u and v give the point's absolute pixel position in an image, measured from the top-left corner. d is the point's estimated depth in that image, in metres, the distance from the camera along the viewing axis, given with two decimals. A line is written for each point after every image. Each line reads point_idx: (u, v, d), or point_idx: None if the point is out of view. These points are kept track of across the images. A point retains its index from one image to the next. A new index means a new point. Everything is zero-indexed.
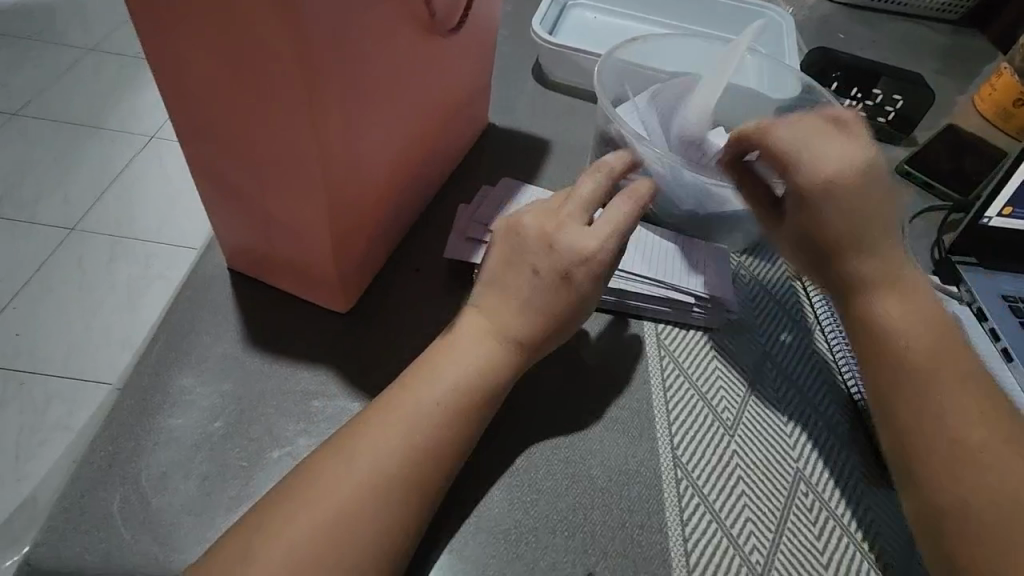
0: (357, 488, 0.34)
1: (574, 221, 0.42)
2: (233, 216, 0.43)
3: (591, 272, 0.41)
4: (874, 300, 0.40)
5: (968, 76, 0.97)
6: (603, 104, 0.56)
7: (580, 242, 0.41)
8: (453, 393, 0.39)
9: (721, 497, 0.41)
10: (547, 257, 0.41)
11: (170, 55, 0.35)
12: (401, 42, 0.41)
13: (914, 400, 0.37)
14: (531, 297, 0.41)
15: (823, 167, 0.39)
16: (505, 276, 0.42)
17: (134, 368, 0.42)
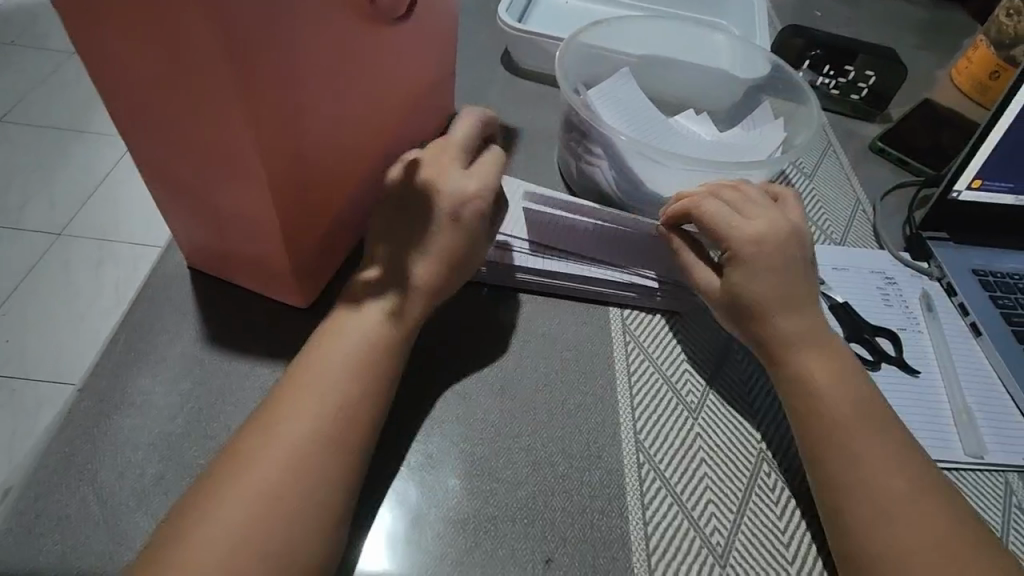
0: (319, 474, 0.34)
1: (454, 165, 0.45)
2: (187, 215, 0.43)
3: (479, 210, 0.44)
4: (797, 358, 0.41)
5: (947, 50, 0.96)
6: (564, 87, 0.56)
7: (464, 181, 0.44)
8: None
9: (683, 479, 0.41)
10: (438, 196, 0.44)
11: (98, 50, 0.34)
12: (343, 30, 0.40)
13: (838, 447, 0.38)
14: (428, 237, 0.43)
15: (750, 231, 0.43)
16: (405, 219, 0.44)
17: (92, 370, 0.42)
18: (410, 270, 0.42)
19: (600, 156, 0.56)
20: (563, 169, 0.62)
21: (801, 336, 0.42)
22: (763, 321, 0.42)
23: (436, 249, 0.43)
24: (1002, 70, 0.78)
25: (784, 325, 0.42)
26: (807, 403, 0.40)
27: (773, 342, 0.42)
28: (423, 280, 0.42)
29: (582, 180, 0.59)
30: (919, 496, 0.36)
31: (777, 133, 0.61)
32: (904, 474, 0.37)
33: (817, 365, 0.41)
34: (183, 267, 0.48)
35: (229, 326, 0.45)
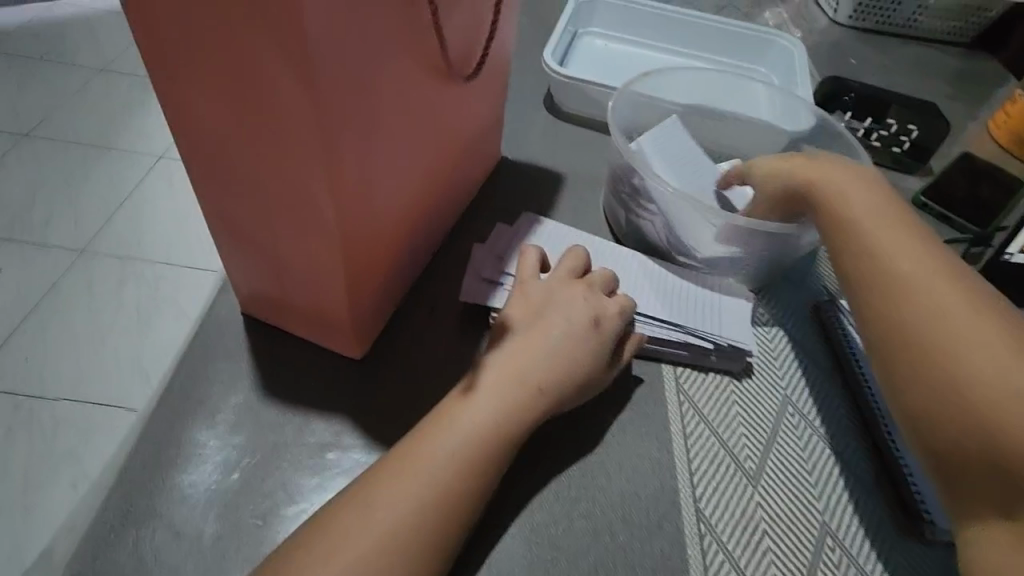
0: (388, 542, 0.34)
1: (597, 287, 0.48)
2: (247, 261, 0.43)
3: (615, 329, 0.46)
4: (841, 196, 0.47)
5: (980, 100, 0.96)
6: (615, 135, 0.56)
7: (606, 303, 0.47)
8: (478, 442, 0.38)
9: (746, 552, 0.40)
10: (576, 306, 0.46)
11: (182, 103, 0.35)
12: (414, 86, 0.40)
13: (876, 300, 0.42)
14: (559, 344, 0.43)
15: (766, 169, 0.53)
16: (533, 324, 0.44)
17: (146, 420, 0.41)
18: (534, 372, 0.42)
19: (650, 209, 0.56)
20: (610, 216, 0.61)
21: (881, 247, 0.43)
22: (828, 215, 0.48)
23: (552, 351, 0.43)
24: None
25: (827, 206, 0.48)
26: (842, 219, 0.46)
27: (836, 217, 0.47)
28: (542, 383, 0.42)
29: (631, 232, 0.59)
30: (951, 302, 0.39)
31: None
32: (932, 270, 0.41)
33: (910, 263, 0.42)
34: (238, 312, 0.48)
35: (283, 378, 0.45)
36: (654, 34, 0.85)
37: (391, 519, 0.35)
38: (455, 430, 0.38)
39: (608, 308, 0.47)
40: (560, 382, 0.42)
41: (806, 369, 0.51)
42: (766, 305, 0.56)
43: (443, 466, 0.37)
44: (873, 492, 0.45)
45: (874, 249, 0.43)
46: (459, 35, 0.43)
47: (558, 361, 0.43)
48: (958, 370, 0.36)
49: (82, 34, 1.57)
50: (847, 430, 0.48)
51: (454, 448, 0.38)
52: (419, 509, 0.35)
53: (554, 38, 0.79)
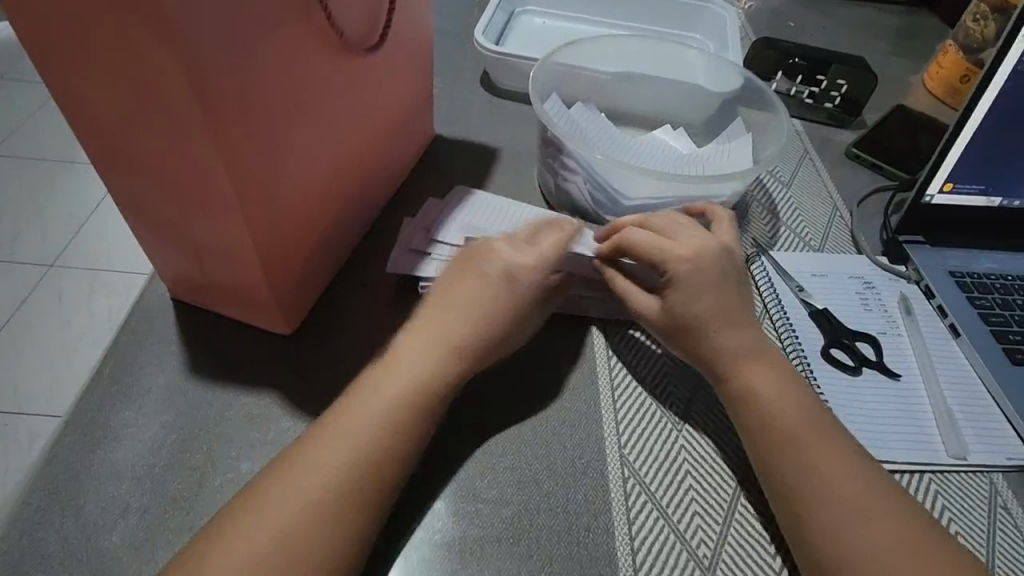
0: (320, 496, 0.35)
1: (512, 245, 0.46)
2: (166, 247, 0.43)
3: (534, 281, 0.45)
4: (716, 335, 0.43)
5: (918, 55, 0.98)
6: (534, 102, 0.57)
7: (524, 256, 0.45)
8: (410, 404, 0.39)
9: (669, 492, 0.41)
10: (495, 261, 0.45)
11: (67, 91, 0.35)
12: (311, 64, 0.41)
13: (785, 463, 0.38)
14: (477, 301, 0.43)
15: (680, 250, 0.44)
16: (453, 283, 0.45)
17: (75, 406, 0.42)
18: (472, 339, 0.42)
19: (574, 170, 0.56)
20: (543, 187, 0.62)
21: (744, 353, 0.42)
22: (705, 336, 0.43)
23: (472, 305, 0.43)
24: (971, 75, 0.80)
25: (724, 342, 0.43)
26: (695, 268, 0.43)
27: (714, 351, 0.43)
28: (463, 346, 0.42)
29: (562, 198, 0.60)
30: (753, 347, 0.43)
31: (746, 147, 0.62)
32: (789, 402, 0.41)
33: (775, 393, 0.41)
34: (167, 298, 0.48)
35: (212, 357, 0.45)
36: (589, 8, 0.85)
37: (317, 481, 0.35)
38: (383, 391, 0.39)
39: (525, 263, 0.45)
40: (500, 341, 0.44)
41: None
42: None
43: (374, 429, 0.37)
44: None
45: (744, 374, 0.42)
46: (355, 9, 0.44)
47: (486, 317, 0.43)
48: (764, 404, 0.41)
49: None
50: None
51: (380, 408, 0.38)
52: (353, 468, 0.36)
53: (488, 17, 0.80)
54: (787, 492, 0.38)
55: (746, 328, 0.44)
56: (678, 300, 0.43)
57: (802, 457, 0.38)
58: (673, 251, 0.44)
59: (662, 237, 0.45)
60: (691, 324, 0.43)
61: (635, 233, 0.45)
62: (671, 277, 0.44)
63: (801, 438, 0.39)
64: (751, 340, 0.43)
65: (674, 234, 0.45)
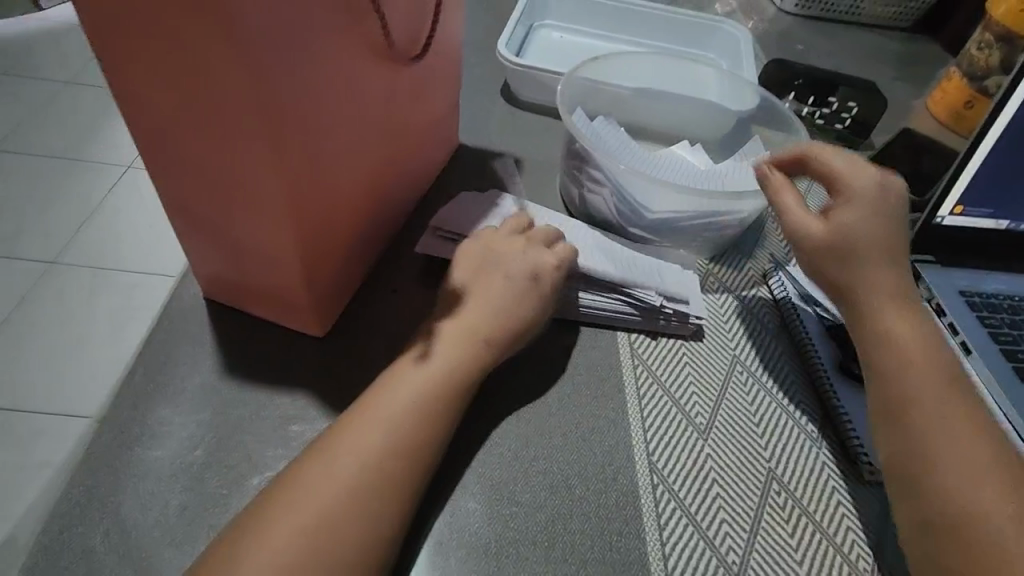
0: (353, 486, 0.35)
1: (533, 245, 0.49)
2: (206, 246, 0.44)
3: (553, 280, 0.48)
4: (867, 271, 0.46)
5: (921, 80, 1.01)
6: (564, 113, 0.59)
7: (544, 256, 0.48)
8: (432, 400, 0.40)
9: (697, 499, 0.42)
10: (518, 261, 0.47)
11: (128, 90, 0.36)
12: (359, 70, 0.42)
13: (911, 395, 0.41)
14: (501, 299, 0.46)
15: (837, 171, 0.49)
16: (476, 282, 0.47)
17: (112, 403, 0.42)
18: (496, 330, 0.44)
19: (601, 182, 0.58)
20: (565, 197, 0.63)
21: (890, 296, 0.45)
22: (851, 265, 0.46)
23: (496, 303, 0.45)
24: (975, 100, 0.83)
25: (880, 276, 0.46)
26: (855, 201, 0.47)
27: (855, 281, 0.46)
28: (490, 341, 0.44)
29: (585, 208, 0.61)
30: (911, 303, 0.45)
31: None
32: (929, 356, 0.42)
33: (915, 341, 0.43)
34: (200, 298, 0.49)
35: (246, 357, 0.46)
36: (608, 24, 0.87)
37: (348, 473, 0.36)
38: (410, 387, 0.40)
39: (546, 261, 0.48)
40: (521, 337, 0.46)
41: (754, 330, 0.54)
42: (716, 273, 0.58)
43: (396, 424, 0.38)
44: (817, 439, 0.47)
45: (888, 321, 0.44)
46: (401, 21, 0.45)
47: (508, 309, 0.45)
48: (901, 342, 0.43)
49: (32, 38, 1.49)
50: (793, 385, 0.50)
51: (410, 406, 0.39)
52: (385, 461, 0.37)
53: (510, 30, 0.81)
54: (910, 423, 0.40)
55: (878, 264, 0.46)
56: (850, 214, 0.47)
57: (925, 413, 0.40)
58: (855, 176, 0.48)
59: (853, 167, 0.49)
60: (866, 249, 0.46)
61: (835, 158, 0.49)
62: (875, 196, 0.47)
63: (928, 387, 0.41)
64: (896, 287, 0.46)
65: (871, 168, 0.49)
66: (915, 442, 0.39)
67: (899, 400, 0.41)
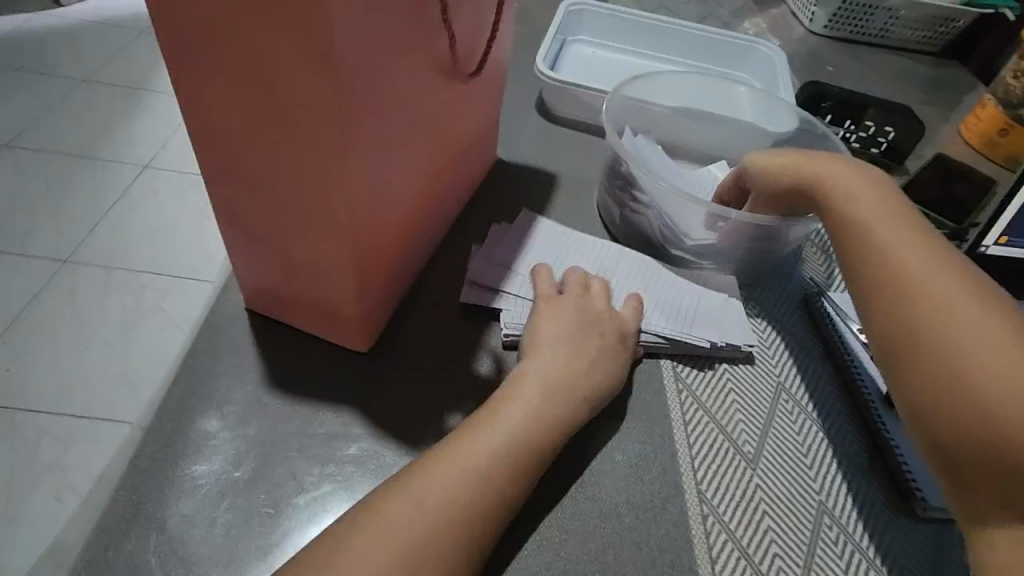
0: (425, 516, 0.34)
1: (604, 298, 0.50)
2: (256, 257, 0.43)
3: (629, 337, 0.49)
4: (870, 216, 0.45)
5: (950, 106, 1.00)
6: (608, 131, 0.59)
7: (624, 315, 0.50)
8: (520, 441, 0.39)
9: (749, 532, 0.41)
10: (609, 321, 0.48)
11: (196, 98, 0.35)
12: (423, 87, 0.41)
13: (929, 346, 0.38)
14: (598, 356, 0.46)
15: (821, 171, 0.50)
16: (576, 337, 0.46)
17: (155, 414, 0.41)
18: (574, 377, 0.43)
19: (646, 205, 0.57)
20: (606, 217, 0.63)
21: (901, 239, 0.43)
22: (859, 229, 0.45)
23: (593, 357, 0.45)
24: (1010, 128, 0.82)
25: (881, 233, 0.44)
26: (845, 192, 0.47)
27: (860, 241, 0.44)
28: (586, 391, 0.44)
29: (626, 227, 0.61)
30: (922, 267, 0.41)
31: None
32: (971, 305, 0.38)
33: (958, 306, 0.38)
34: (242, 308, 0.48)
35: (289, 371, 0.45)
36: (641, 42, 0.87)
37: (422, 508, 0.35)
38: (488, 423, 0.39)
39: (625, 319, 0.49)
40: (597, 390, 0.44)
41: (797, 357, 0.53)
42: (756, 299, 0.57)
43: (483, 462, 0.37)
44: (867, 472, 0.46)
45: (939, 297, 0.39)
46: (461, 38, 0.44)
47: (582, 353, 0.45)
48: (928, 319, 0.38)
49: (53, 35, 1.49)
50: (839, 414, 0.49)
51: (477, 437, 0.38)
52: (462, 497, 0.35)
53: (545, 45, 0.81)
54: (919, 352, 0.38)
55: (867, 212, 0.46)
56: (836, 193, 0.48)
57: (934, 304, 0.39)
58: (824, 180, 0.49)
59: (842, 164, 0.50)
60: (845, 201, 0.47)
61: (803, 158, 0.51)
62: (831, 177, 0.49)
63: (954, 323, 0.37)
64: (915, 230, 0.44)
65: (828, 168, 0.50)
66: (943, 380, 0.36)
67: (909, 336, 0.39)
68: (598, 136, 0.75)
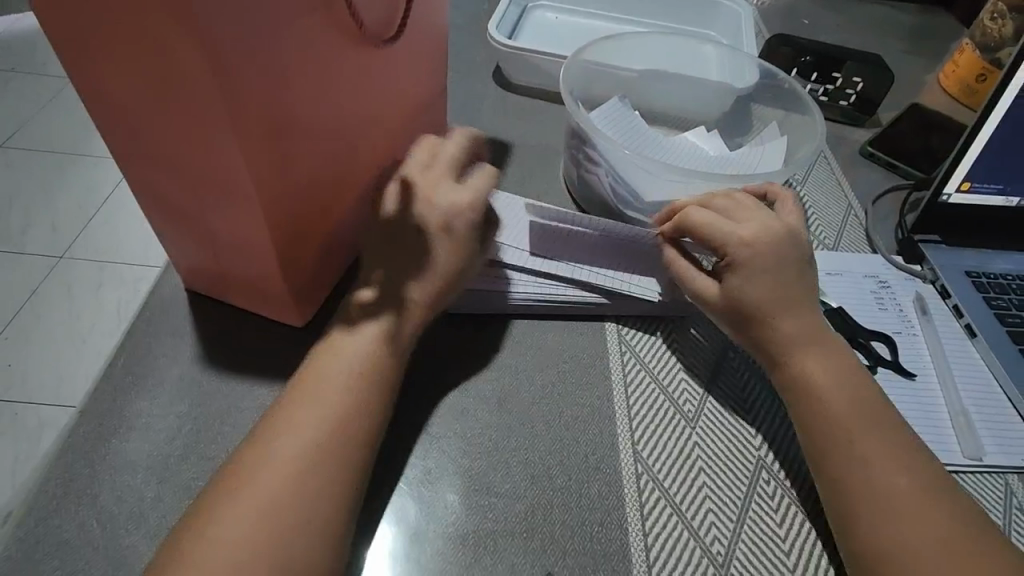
0: (297, 478, 0.34)
1: (445, 181, 0.47)
2: (183, 238, 0.44)
3: (467, 222, 0.45)
4: (783, 330, 0.43)
5: (934, 54, 0.97)
6: (564, 96, 0.57)
7: (456, 198, 0.45)
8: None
9: (682, 489, 0.41)
10: (431, 212, 0.45)
11: (92, 81, 0.35)
12: (333, 54, 0.41)
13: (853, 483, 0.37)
14: (422, 250, 0.44)
15: (744, 235, 0.44)
16: (395, 228, 0.45)
17: (91, 395, 0.42)
18: (394, 289, 0.43)
19: (597, 163, 0.56)
20: (566, 181, 0.62)
21: (805, 341, 0.43)
22: (761, 322, 0.43)
23: (419, 259, 0.44)
24: (988, 73, 0.79)
25: (784, 330, 0.43)
26: (751, 260, 0.44)
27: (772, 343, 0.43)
28: (423, 300, 0.43)
29: (585, 191, 0.60)
30: (842, 387, 0.41)
31: (779, 155, 0.61)
32: (892, 456, 0.38)
33: (879, 454, 0.38)
34: (181, 289, 0.49)
35: (225, 348, 0.45)
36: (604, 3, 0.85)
37: (321, 472, 0.35)
38: (349, 365, 0.39)
39: (456, 204, 0.45)
40: (424, 296, 0.43)
41: None
42: None
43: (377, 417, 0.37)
44: None
45: (864, 448, 0.38)
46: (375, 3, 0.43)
47: (408, 259, 0.44)
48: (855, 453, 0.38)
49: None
50: None
51: (357, 391, 0.38)
52: (366, 458, 0.36)
53: (503, 11, 0.79)
54: (841, 503, 0.37)
55: (802, 317, 0.44)
56: (738, 281, 0.44)
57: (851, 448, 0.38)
58: (736, 238, 0.44)
59: (737, 209, 0.46)
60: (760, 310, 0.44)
61: (695, 214, 0.46)
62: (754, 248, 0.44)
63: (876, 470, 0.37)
64: (827, 339, 0.43)
65: (743, 227, 0.45)
66: (856, 485, 0.37)
67: (833, 425, 0.40)
68: (557, 103, 0.74)
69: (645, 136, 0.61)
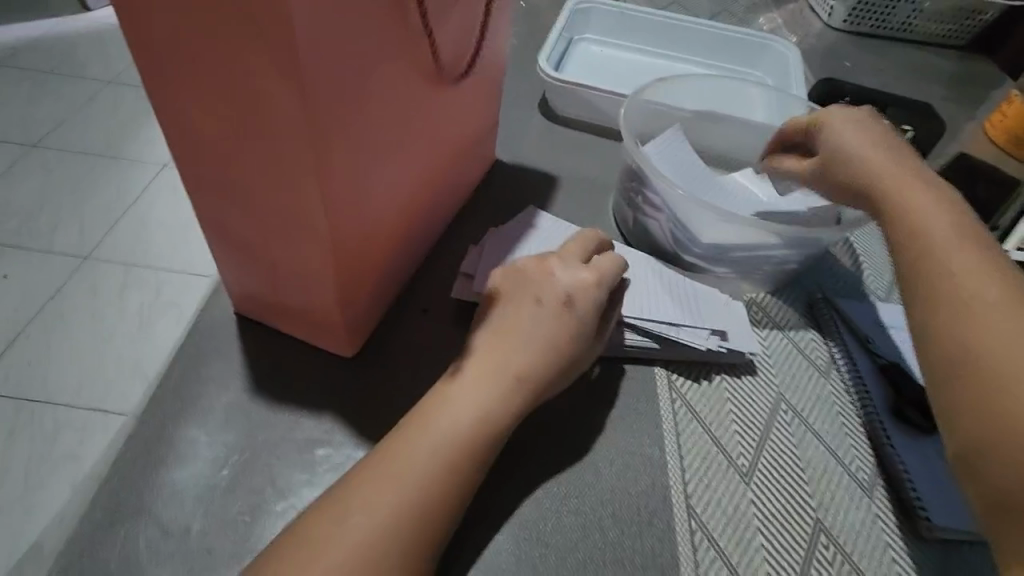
0: (378, 533, 0.34)
1: (573, 258, 0.47)
2: (241, 263, 0.43)
3: (589, 301, 0.45)
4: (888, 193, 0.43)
5: (977, 102, 0.96)
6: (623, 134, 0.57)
7: (578, 274, 0.46)
8: (476, 439, 0.38)
9: (737, 549, 0.40)
10: (549, 284, 0.45)
11: (173, 108, 0.35)
12: (408, 92, 0.41)
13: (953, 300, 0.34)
14: (534, 329, 0.43)
15: (833, 137, 0.49)
16: (510, 304, 0.44)
17: (139, 419, 0.42)
18: (508, 360, 0.41)
19: (653, 204, 0.56)
20: (618, 219, 0.62)
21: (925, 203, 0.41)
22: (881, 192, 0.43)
23: (532, 332, 0.43)
24: None
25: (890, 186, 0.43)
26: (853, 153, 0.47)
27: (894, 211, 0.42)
28: (522, 372, 0.41)
29: (638, 230, 0.59)
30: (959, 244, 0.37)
31: None
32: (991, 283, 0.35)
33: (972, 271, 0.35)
34: (230, 312, 0.48)
35: (273, 376, 0.45)
36: (648, 38, 0.85)
37: (377, 518, 0.34)
38: (441, 424, 0.38)
39: (582, 279, 0.45)
40: (537, 366, 0.42)
41: (802, 368, 0.51)
42: (762, 303, 0.56)
43: (431, 462, 0.37)
44: (869, 489, 0.44)
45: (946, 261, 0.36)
46: (450, 42, 0.44)
47: (516, 329, 0.43)
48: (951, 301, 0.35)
49: (80, 37, 1.51)
50: (842, 428, 0.47)
51: (437, 442, 0.37)
52: (423, 501, 0.35)
53: (550, 43, 0.80)
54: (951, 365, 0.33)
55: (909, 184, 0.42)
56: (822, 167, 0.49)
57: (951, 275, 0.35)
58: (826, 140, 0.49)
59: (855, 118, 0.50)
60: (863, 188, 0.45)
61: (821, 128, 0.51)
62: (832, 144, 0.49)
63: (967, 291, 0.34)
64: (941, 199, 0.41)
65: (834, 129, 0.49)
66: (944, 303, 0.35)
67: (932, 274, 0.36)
68: (601, 136, 0.73)
69: (702, 175, 0.61)
